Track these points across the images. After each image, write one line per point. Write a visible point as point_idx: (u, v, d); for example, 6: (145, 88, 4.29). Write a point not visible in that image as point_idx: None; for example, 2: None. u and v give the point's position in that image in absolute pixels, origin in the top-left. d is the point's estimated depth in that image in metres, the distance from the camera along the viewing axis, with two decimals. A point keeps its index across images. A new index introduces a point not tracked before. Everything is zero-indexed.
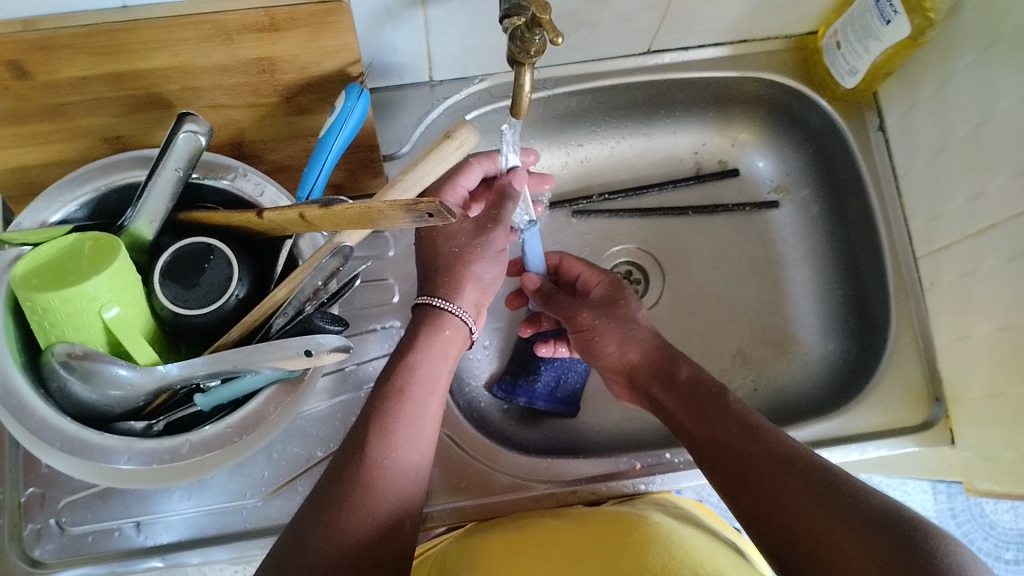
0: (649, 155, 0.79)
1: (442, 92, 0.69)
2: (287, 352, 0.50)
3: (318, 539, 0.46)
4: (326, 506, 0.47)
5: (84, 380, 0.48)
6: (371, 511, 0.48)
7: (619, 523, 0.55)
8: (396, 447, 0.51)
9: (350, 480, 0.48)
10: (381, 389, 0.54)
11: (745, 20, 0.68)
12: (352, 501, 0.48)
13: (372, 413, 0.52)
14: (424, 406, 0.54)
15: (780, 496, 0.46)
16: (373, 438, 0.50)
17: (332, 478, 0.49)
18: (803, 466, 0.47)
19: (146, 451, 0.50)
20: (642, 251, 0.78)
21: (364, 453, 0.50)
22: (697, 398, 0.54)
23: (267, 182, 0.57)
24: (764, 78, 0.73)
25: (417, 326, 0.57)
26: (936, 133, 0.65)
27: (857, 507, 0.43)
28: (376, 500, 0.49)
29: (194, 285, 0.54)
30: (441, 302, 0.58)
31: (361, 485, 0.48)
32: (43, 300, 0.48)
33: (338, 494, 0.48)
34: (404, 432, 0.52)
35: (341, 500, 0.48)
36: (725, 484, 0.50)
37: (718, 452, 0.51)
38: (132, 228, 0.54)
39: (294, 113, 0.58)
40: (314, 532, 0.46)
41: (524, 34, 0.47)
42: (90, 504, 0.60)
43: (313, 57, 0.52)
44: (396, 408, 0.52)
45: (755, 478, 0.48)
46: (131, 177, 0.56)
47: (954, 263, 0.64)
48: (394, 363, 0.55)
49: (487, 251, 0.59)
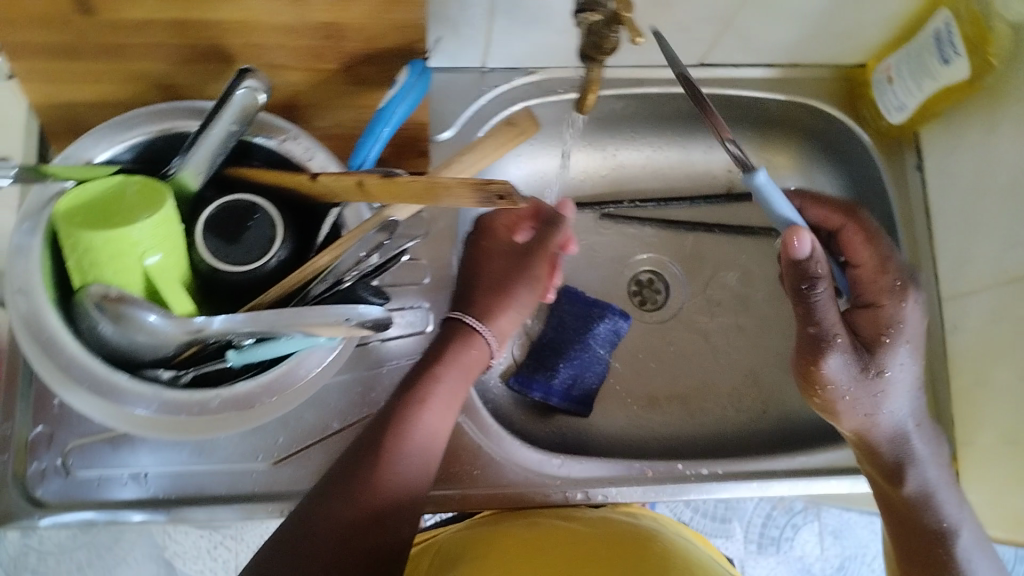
0: (683, 167, 0.79)
1: (491, 80, 0.69)
2: (327, 318, 0.50)
3: (313, 534, 0.48)
4: (327, 502, 0.49)
5: (116, 322, 0.48)
6: (375, 508, 0.50)
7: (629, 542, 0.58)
8: (405, 451, 0.52)
9: (360, 476, 0.51)
10: (405, 389, 0.56)
11: (800, 44, 0.69)
12: (350, 502, 0.49)
13: (384, 417, 0.54)
14: (440, 415, 0.55)
15: None
16: (382, 443, 0.52)
17: (342, 468, 0.51)
18: None
19: (174, 401, 0.49)
20: (664, 258, 0.78)
21: (377, 450, 0.52)
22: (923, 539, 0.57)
23: (317, 147, 0.56)
24: (807, 105, 0.74)
25: (448, 340, 0.58)
26: (976, 180, 0.66)
27: None
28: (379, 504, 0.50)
29: (236, 242, 0.53)
30: (471, 321, 0.58)
31: (363, 484, 0.50)
32: (86, 239, 0.48)
33: (347, 486, 0.50)
34: (414, 438, 0.53)
35: (349, 492, 0.50)
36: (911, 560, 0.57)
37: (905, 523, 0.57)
38: (179, 177, 0.53)
39: (350, 82, 0.57)
40: (310, 527, 0.48)
41: (601, 31, 0.48)
42: (98, 450, 0.59)
43: (381, 29, 0.52)
44: (414, 413, 0.54)
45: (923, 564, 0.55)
46: (180, 126, 0.55)
47: (979, 307, 0.65)
48: (419, 367, 0.56)
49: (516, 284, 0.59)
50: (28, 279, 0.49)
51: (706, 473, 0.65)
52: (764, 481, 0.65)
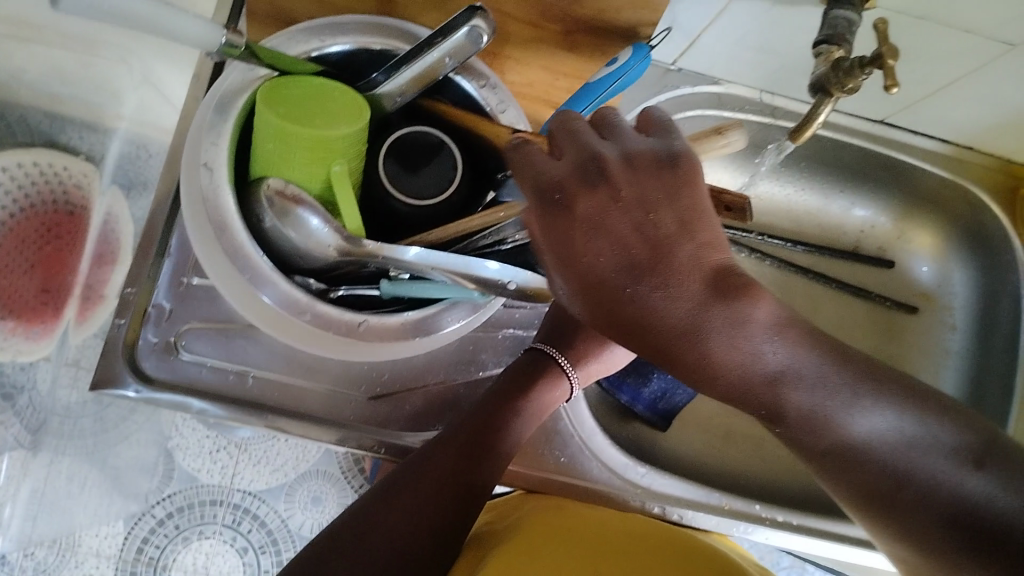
0: (819, 215, 0.78)
1: (674, 80, 0.67)
2: (495, 275, 0.49)
3: (414, 485, 0.51)
4: (439, 449, 0.53)
5: (280, 218, 0.49)
6: (461, 488, 0.52)
7: (684, 537, 0.55)
8: (508, 427, 0.55)
9: (448, 455, 0.53)
10: (503, 386, 0.57)
11: (985, 127, 0.68)
12: (450, 463, 0.52)
13: (492, 395, 0.57)
14: (542, 402, 0.57)
15: None
16: (488, 415, 0.55)
17: (433, 448, 0.53)
18: None
19: (324, 316, 0.49)
20: None
21: (468, 435, 0.54)
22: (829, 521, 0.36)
23: (511, 103, 0.56)
24: (968, 190, 0.72)
25: (537, 367, 0.58)
26: None
27: None
28: (475, 468, 0.53)
29: (416, 173, 0.53)
30: (564, 360, 0.59)
31: (451, 465, 0.52)
32: (282, 130, 0.47)
33: (432, 463, 0.52)
34: (516, 416, 0.56)
35: (436, 470, 0.52)
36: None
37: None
38: (375, 96, 0.53)
39: (564, 47, 0.55)
40: (412, 479, 0.52)
41: (853, 69, 0.48)
42: (213, 338, 0.58)
43: (621, 4, 0.51)
44: (507, 407, 0.56)
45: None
46: (390, 45, 0.54)
47: None
48: (511, 376, 0.58)
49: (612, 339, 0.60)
50: (216, 155, 0.48)
51: (780, 520, 0.65)
52: (834, 542, 0.66)
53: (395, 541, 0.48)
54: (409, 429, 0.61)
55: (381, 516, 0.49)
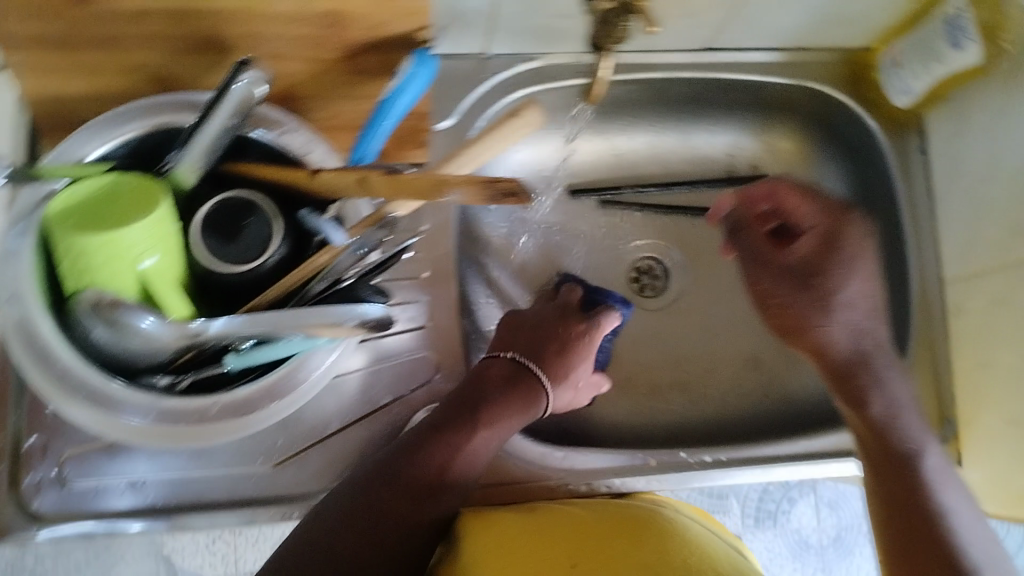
0: (684, 151, 0.78)
1: (493, 66, 0.66)
2: (329, 319, 0.50)
3: (375, 497, 0.54)
4: (379, 476, 0.55)
5: (110, 326, 0.47)
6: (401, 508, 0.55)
7: (639, 521, 0.58)
8: (459, 443, 0.57)
9: (391, 478, 0.55)
10: (458, 400, 0.60)
11: (805, 29, 0.67)
12: (423, 478, 0.55)
13: (464, 400, 0.59)
14: (515, 416, 0.61)
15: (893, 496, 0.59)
16: (461, 427, 0.58)
17: (376, 469, 0.55)
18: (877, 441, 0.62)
19: (171, 411, 0.50)
20: (652, 243, 0.78)
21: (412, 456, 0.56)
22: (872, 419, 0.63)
23: (316, 140, 0.55)
24: (811, 89, 0.72)
25: (505, 378, 0.62)
26: (980, 165, 0.65)
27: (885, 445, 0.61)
28: (444, 480, 0.56)
29: (234, 240, 0.52)
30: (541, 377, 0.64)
31: (391, 485, 0.55)
32: (81, 243, 0.46)
33: (373, 488, 0.54)
34: (489, 430, 0.59)
35: (375, 492, 0.54)
36: (875, 487, 0.61)
37: (893, 474, 0.60)
38: (176, 174, 0.51)
39: (352, 72, 0.54)
40: (372, 489, 0.54)
41: (615, 19, 0.47)
42: (95, 460, 0.57)
43: (382, 18, 0.51)
44: (461, 425, 0.58)
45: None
46: (176, 120, 0.52)
47: (984, 289, 0.65)
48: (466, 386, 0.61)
49: (570, 367, 0.66)
50: (17, 284, 0.47)
51: (708, 461, 0.67)
52: (764, 466, 0.67)
53: (348, 552, 0.52)
54: (318, 487, 0.61)
55: (336, 527, 0.53)
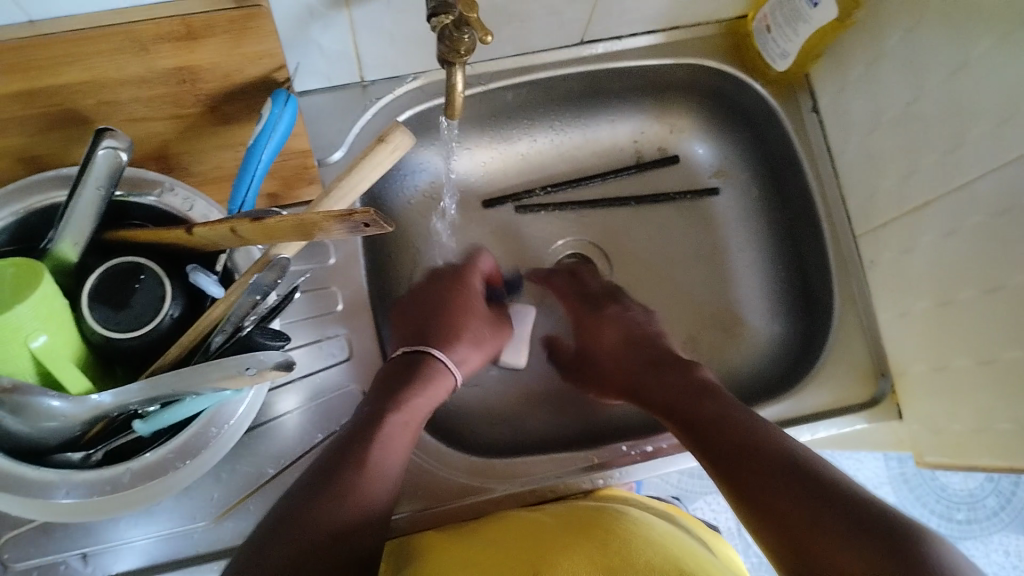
0: (589, 146, 0.81)
1: (374, 93, 0.69)
2: (228, 371, 0.49)
3: (335, 489, 0.51)
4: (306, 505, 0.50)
5: (13, 413, 0.46)
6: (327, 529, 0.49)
7: (602, 520, 0.56)
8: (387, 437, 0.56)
9: (327, 494, 0.51)
10: (370, 414, 0.57)
11: (675, 7, 0.70)
12: (381, 460, 0.55)
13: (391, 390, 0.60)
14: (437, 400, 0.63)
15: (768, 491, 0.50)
16: (394, 419, 0.58)
17: (299, 499, 0.51)
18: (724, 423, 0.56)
19: (86, 483, 0.50)
20: (578, 241, 0.81)
21: (341, 475, 0.52)
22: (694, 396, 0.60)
23: (196, 195, 0.55)
24: (698, 65, 0.76)
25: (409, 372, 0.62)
26: (867, 112, 0.69)
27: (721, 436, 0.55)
28: (398, 463, 0.56)
29: (125, 307, 0.52)
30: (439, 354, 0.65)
31: (329, 496, 0.51)
32: None
33: (301, 510, 0.50)
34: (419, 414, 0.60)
35: (299, 515, 0.49)
36: (704, 456, 0.55)
37: (776, 486, 0.50)
38: (55, 251, 0.52)
39: (219, 122, 0.55)
40: (324, 490, 0.51)
41: (453, 33, 0.48)
42: (32, 539, 0.58)
43: (235, 65, 0.50)
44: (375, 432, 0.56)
45: (794, 486, 0.49)
46: (51, 198, 0.53)
47: (890, 241, 0.69)
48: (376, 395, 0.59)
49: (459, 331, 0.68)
50: None
51: (650, 450, 0.67)
52: None
53: (325, 532, 0.49)
54: None
55: (301, 511, 0.50)
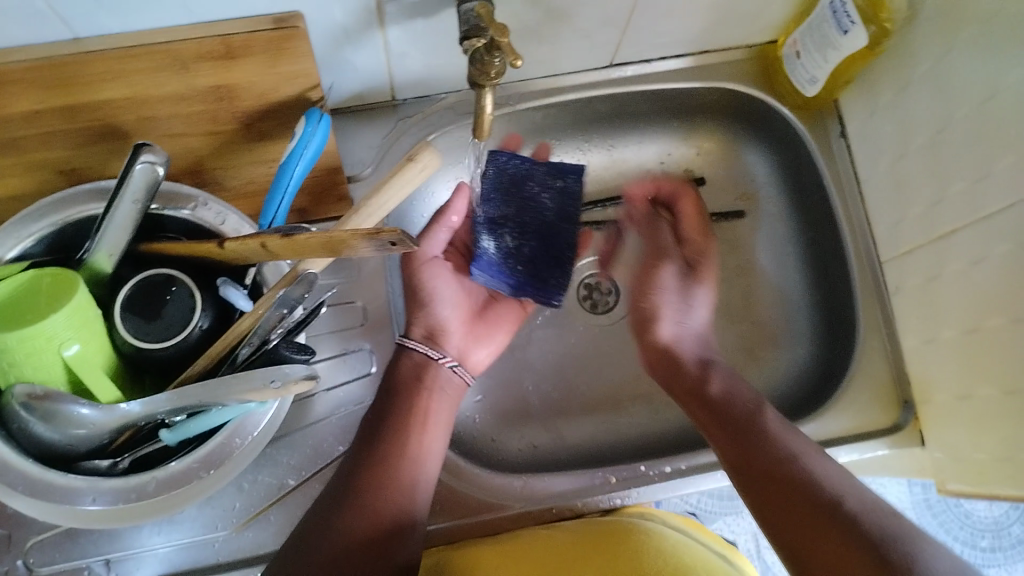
0: (616, 167, 0.82)
1: (404, 111, 0.70)
2: (253, 384, 0.50)
3: (356, 506, 0.54)
4: (320, 526, 0.52)
5: (45, 419, 0.48)
6: (340, 550, 0.51)
7: (619, 540, 0.57)
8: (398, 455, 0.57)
9: (339, 511, 0.53)
10: (377, 422, 0.59)
11: (706, 33, 0.71)
12: (398, 469, 0.56)
13: (396, 397, 0.60)
14: (446, 399, 0.63)
15: (809, 534, 0.51)
16: (403, 426, 0.59)
17: (319, 510, 0.54)
18: (803, 491, 0.54)
19: (112, 491, 0.51)
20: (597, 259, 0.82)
21: (355, 485, 0.55)
22: (736, 427, 0.59)
23: (228, 210, 0.56)
24: (727, 88, 0.76)
25: (397, 364, 0.63)
26: (896, 138, 0.69)
27: (761, 462, 0.56)
28: (419, 470, 0.57)
29: (155, 319, 0.53)
30: (417, 346, 0.63)
31: (342, 515, 0.53)
32: (0, 341, 0.46)
33: (321, 526, 0.52)
34: (432, 417, 0.60)
35: (320, 530, 0.52)
36: (741, 481, 0.57)
37: (818, 532, 0.51)
38: (91, 262, 0.53)
39: (253, 139, 0.56)
40: (341, 511, 0.53)
41: (484, 56, 0.49)
42: (58, 543, 0.59)
43: (270, 84, 0.51)
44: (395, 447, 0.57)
45: (845, 543, 0.50)
46: (88, 211, 0.54)
47: (916, 268, 0.68)
48: (380, 399, 0.61)
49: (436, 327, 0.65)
50: None
51: (668, 471, 0.67)
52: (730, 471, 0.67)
53: (338, 557, 0.51)
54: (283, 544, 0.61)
55: (318, 540, 0.51)
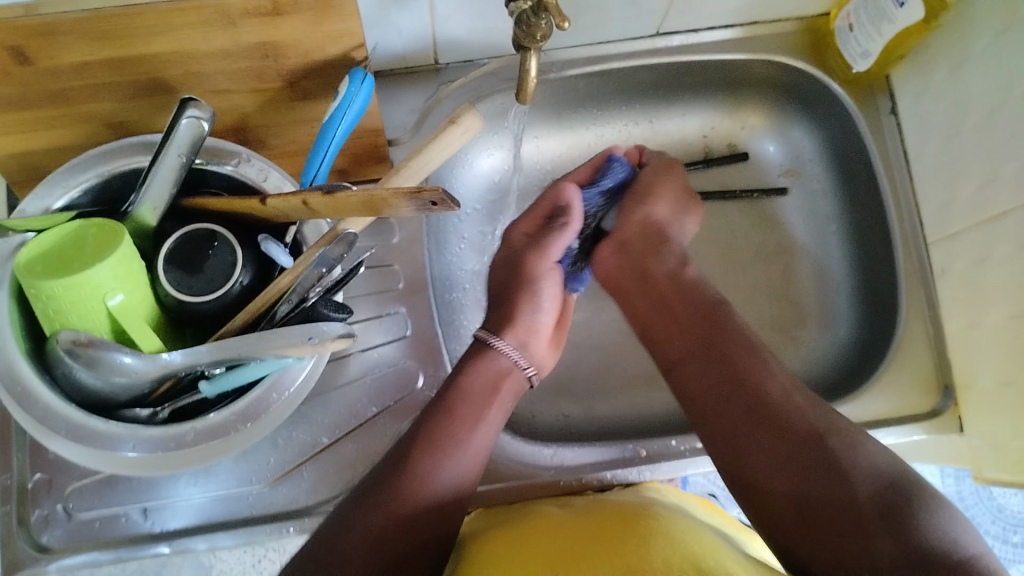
0: (658, 138, 0.81)
1: (446, 76, 0.70)
2: (291, 339, 0.51)
3: (398, 491, 0.51)
4: (364, 508, 0.50)
5: (88, 367, 0.48)
6: (383, 533, 0.49)
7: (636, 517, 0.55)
8: (447, 444, 0.54)
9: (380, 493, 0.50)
10: (429, 411, 0.56)
11: (755, 2, 0.69)
12: (446, 456, 0.53)
13: (461, 398, 0.57)
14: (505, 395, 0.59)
15: (768, 458, 0.49)
16: (463, 423, 0.55)
17: (364, 490, 0.51)
18: (775, 419, 0.50)
19: (152, 439, 0.51)
20: None
21: (401, 466, 0.52)
22: (695, 340, 0.57)
23: (271, 167, 0.56)
24: (774, 61, 0.75)
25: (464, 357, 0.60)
26: (949, 117, 0.68)
27: (730, 377, 0.54)
28: (466, 468, 0.54)
29: (198, 272, 0.54)
30: (505, 348, 0.61)
31: (382, 499, 0.50)
32: (48, 288, 0.47)
33: (364, 508, 0.50)
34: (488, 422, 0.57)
35: (365, 512, 0.49)
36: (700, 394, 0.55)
37: (775, 452, 0.49)
38: (135, 215, 0.54)
39: (297, 97, 0.57)
40: (381, 492, 0.51)
41: (530, 18, 0.49)
42: (97, 490, 0.60)
43: (316, 42, 0.51)
44: (444, 432, 0.54)
45: (801, 469, 0.48)
46: (134, 163, 0.55)
47: (964, 250, 0.67)
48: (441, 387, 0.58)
49: (526, 330, 0.63)
50: None
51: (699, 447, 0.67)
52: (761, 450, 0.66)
53: (379, 540, 0.49)
54: (314, 501, 0.62)
55: (359, 523, 0.49)
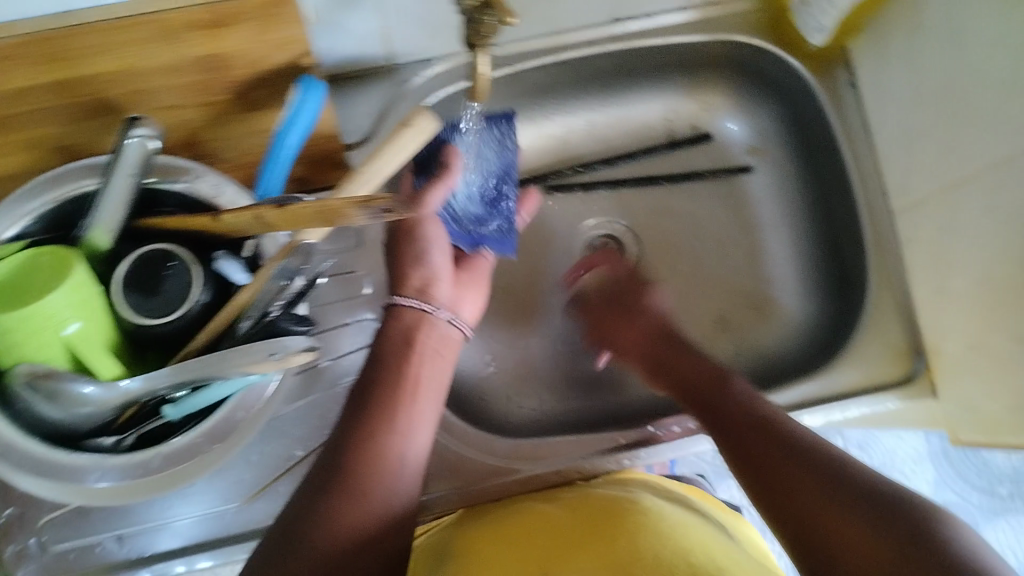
0: (622, 124, 0.80)
1: (401, 75, 0.69)
2: (254, 356, 0.50)
3: (352, 488, 0.50)
4: (315, 508, 0.48)
5: (48, 399, 0.48)
6: (341, 533, 0.48)
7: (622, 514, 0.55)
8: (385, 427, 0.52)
9: (331, 491, 0.49)
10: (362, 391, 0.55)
11: None
12: (386, 441, 0.52)
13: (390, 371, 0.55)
14: (440, 362, 0.58)
15: (787, 478, 0.48)
16: (396, 408, 0.54)
17: (312, 488, 0.50)
18: (769, 431, 0.52)
19: (118, 467, 0.51)
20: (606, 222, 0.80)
21: (348, 458, 0.51)
22: (706, 389, 0.59)
23: (225, 181, 0.55)
24: (731, 39, 0.74)
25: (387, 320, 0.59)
26: (908, 86, 0.67)
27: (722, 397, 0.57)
28: (409, 460, 0.53)
29: (154, 294, 0.53)
30: (409, 301, 0.59)
31: (333, 497, 0.49)
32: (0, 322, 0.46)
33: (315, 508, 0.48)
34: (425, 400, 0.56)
35: (320, 514, 0.48)
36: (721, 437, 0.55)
37: (780, 465, 0.49)
38: (89, 237, 0.52)
39: (246, 108, 0.55)
40: (335, 489, 0.49)
41: (478, 16, 0.47)
42: (70, 521, 0.59)
43: (261, 52, 0.50)
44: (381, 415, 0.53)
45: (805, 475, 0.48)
46: (82, 186, 0.53)
47: (929, 217, 0.67)
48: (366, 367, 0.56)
49: (428, 282, 0.61)
50: None
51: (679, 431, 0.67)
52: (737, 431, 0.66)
53: (341, 544, 0.48)
54: None
55: (318, 524, 0.48)
